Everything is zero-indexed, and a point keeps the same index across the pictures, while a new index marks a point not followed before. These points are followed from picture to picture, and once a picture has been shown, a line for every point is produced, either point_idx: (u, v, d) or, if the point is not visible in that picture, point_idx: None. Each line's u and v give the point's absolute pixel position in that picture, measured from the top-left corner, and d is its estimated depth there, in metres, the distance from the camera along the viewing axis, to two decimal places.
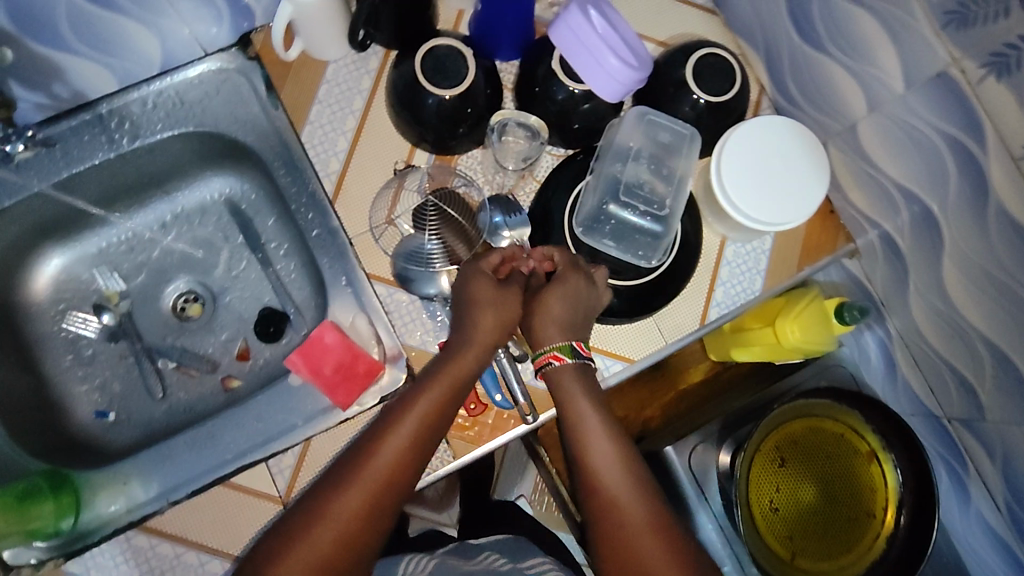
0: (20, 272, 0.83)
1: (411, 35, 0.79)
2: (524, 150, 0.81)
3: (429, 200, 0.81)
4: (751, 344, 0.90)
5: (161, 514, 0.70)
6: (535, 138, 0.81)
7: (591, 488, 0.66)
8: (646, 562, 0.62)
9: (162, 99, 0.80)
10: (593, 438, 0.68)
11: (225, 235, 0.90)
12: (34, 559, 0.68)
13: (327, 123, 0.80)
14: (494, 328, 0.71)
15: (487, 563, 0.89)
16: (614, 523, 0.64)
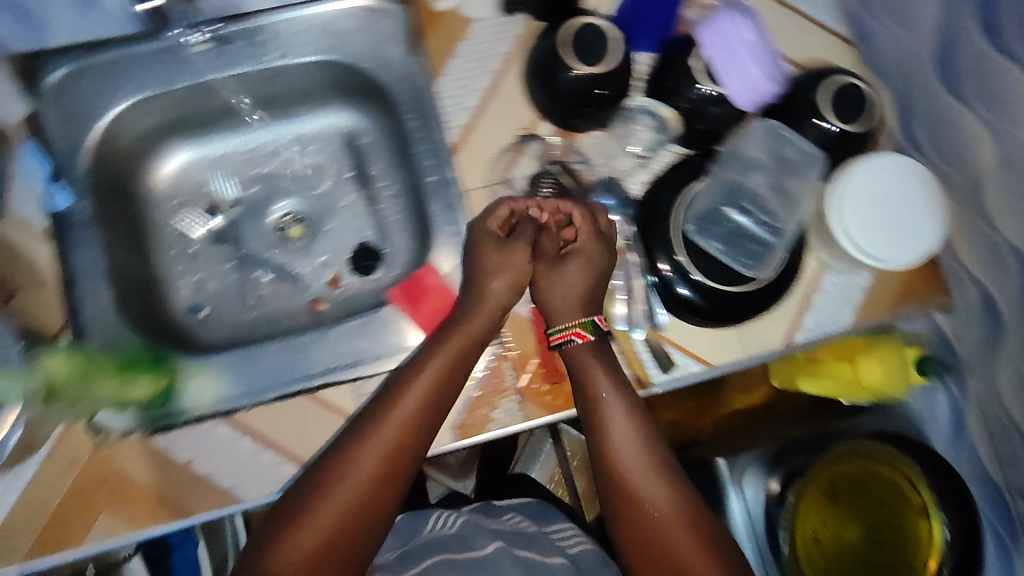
0: (148, 161, 0.87)
1: (559, 8, 0.81)
2: (649, 138, 0.81)
3: (548, 169, 0.81)
4: (823, 377, 0.88)
5: (245, 411, 0.73)
6: (662, 130, 0.81)
7: (616, 480, 0.72)
8: (677, 548, 0.68)
9: (310, 26, 0.82)
10: (614, 427, 0.72)
11: (337, 167, 0.94)
12: (122, 428, 0.71)
13: (462, 78, 0.82)
14: (502, 296, 0.76)
15: (511, 523, 0.92)
16: (643, 514, 0.70)
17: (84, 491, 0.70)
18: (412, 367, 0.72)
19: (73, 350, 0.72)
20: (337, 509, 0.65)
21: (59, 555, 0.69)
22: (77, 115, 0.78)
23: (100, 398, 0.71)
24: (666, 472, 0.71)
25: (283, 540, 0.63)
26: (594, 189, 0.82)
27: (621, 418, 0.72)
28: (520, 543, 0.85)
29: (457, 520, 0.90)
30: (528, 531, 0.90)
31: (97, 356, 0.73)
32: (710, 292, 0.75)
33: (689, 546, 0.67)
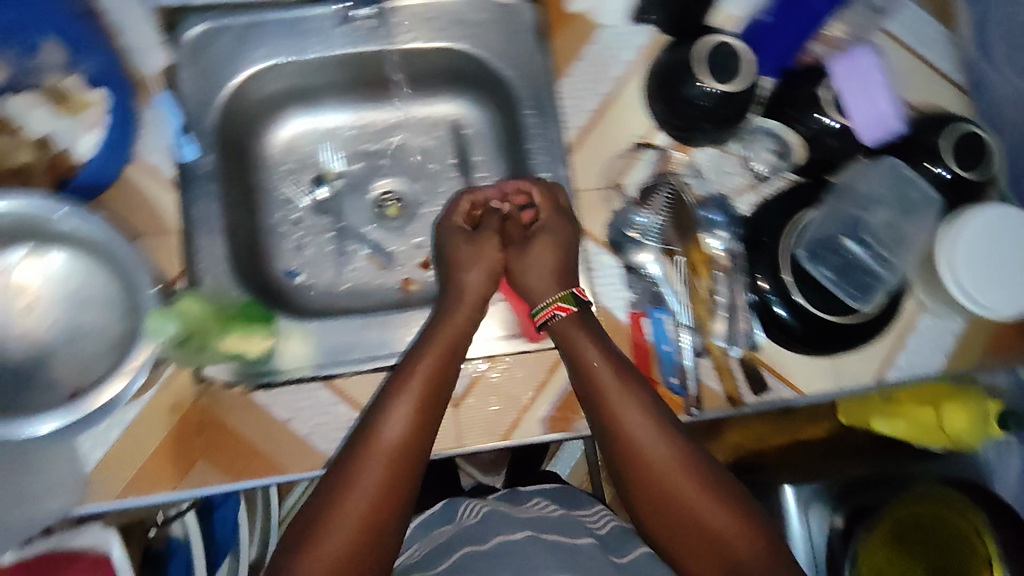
0: (263, 125, 0.89)
1: (691, 24, 0.82)
2: (769, 164, 0.82)
3: (666, 182, 0.81)
4: (900, 418, 0.83)
5: (346, 377, 0.76)
6: (784, 157, 0.82)
7: (633, 466, 0.68)
8: (708, 522, 0.65)
9: (441, 13, 0.83)
10: (624, 408, 0.69)
11: (442, 153, 0.95)
12: (228, 378, 0.74)
13: (587, 81, 0.83)
14: (480, 288, 0.77)
15: (538, 507, 0.84)
16: (668, 496, 0.67)
17: (181, 437, 0.72)
18: (412, 365, 0.70)
19: (202, 299, 0.74)
20: (357, 509, 0.62)
21: (152, 497, 0.71)
22: (210, 72, 0.79)
23: (223, 349, 0.73)
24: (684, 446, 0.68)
25: (312, 551, 0.60)
26: (703, 203, 0.81)
27: (625, 397, 0.69)
28: (546, 526, 0.77)
29: (481, 508, 0.82)
30: (555, 515, 0.81)
31: (219, 308, 0.75)
32: (809, 317, 0.76)
33: (720, 518, 0.65)
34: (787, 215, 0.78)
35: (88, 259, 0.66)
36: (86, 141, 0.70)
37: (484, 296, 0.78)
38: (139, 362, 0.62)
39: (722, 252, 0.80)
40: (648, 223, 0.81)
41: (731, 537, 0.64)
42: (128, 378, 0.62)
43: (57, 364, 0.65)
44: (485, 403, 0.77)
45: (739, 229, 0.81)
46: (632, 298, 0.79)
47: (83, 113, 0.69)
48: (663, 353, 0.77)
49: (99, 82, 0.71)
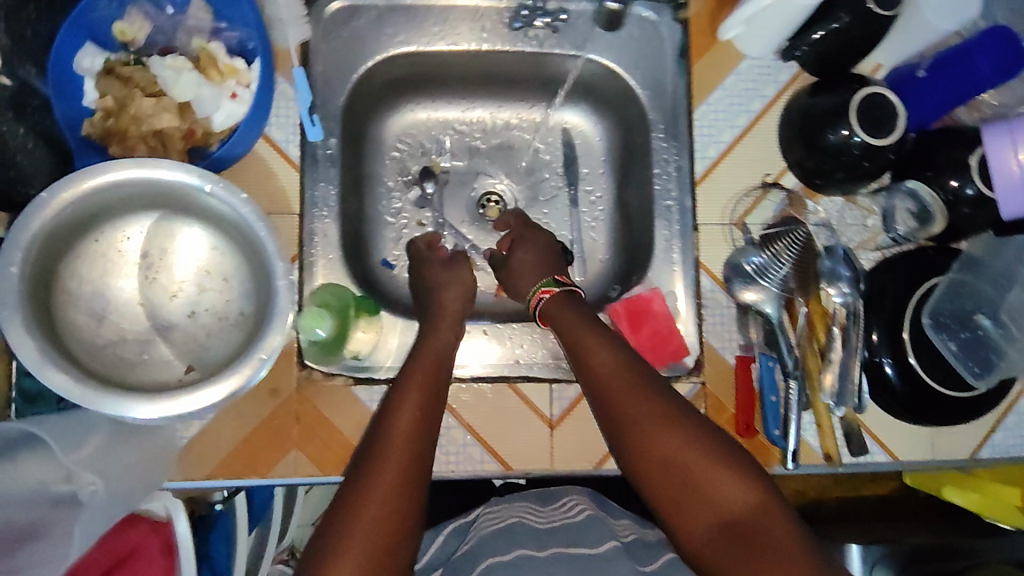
0: (381, 110, 0.86)
1: (833, 65, 0.79)
2: (904, 230, 0.79)
3: (803, 229, 0.77)
4: (972, 491, 0.82)
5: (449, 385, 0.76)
6: (924, 228, 0.78)
7: (623, 434, 0.63)
8: (705, 481, 0.59)
9: (583, 21, 0.81)
10: (602, 370, 0.66)
11: (551, 161, 0.91)
12: (331, 372, 0.73)
13: (722, 112, 0.81)
14: (455, 300, 0.77)
15: (569, 512, 0.69)
16: (661, 460, 0.61)
17: (278, 423, 0.72)
18: (410, 370, 0.68)
19: (329, 293, 0.73)
20: (370, 505, 0.57)
21: (242, 478, 0.71)
22: (342, 52, 0.77)
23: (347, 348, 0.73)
24: (668, 405, 0.63)
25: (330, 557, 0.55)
26: (828, 253, 0.76)
27: (605, 360, 0.67)
28: (570, 529, 0.65)
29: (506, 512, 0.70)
30: (584, 519, 0.66)
31: (341, 303, 0.73)
32: (922, 387, 0.75)
33: (715, 476, 0.59)
34: (912, 279, 0.76)
35: (225, 235, 0.64)
36: (227, 111, 0.66)
37: (463, 313, 0.76)
38: (263, 356, 0.59)
39: (840, 305, 0.76)
40: (766, 265, 0.78)
41: (729, 495, 0.58)
42: (254, 369, 0.58)
43: (176, 336, 0.64)
44: (582, 428, 0.76)
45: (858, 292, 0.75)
46: (741, 343, 0.79)
47: (228, 82, 0.66)
48: (767, 403, 0.76)
49: (241, 53, 0.68)
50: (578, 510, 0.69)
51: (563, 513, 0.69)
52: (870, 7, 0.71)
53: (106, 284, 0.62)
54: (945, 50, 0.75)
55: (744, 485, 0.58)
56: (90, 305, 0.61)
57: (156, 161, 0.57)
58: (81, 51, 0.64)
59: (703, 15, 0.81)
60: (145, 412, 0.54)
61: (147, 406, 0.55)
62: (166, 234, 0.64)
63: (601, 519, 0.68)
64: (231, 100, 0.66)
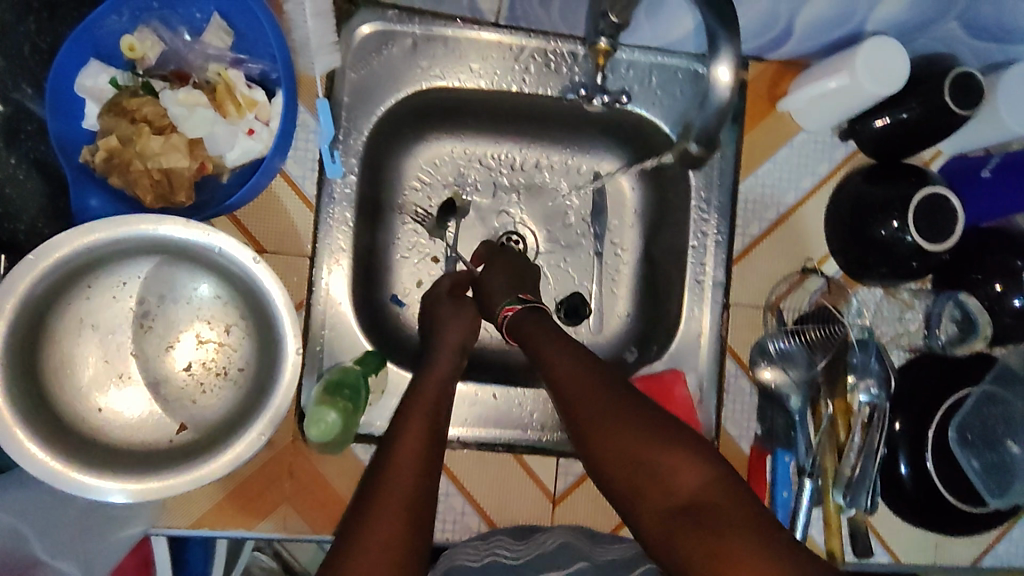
0: (406, 139, 0.79)
1: (890, 152, 0.74)
2: (940, 338, 0.76)
3: (840, 327, 0.73)
4: None
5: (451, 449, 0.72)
6: (963, 339, 0.75)
7: (579, 423, 0.58)
8: (658, 462, 0.53)
9: (633, 72, 0.76)
10: (557, 364, 0.62)
11: (580, 208, 0.86)
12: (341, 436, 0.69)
13: (770, 186, 0.76)
14: (458, 338, 0.71)
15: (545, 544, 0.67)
16: (624, 458, 0.54)
17: (271, 475, 0.68)
18: (415, 393, 0.64)
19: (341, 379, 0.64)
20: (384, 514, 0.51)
21: (228, 530, 0.66)
22: (371, 82, 0.71)
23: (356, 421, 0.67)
24: (619, 390, 0.58)
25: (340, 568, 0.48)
26: (861, 346, 0.73)
27: (561, 350, 0.63)
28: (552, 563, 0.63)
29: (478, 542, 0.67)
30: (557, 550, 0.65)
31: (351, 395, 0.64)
32: (936, 497, 0.73)
33: (663, 456, 0.53)
34: (943, 386, 0.73)
35: (230, 287, 0.59)
36: (243, 149, 0.60)
37: (460, 344, 0.71)
38: (260, 434, 0.55)
39: (864, 404, 0.72)
40: (792, 354, 0.75)
41: (683, 475, 0.52)
42: (251, 448, 0.54)
43: (165, 394, 0.58)
44: (583, 506, 0.73)
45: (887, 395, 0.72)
46: (756, 434, 0.77)
47: (246, 116, 0.60)
48: (778, 497, 0.72)
49: (264, 83, 0.62)
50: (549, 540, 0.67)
51: (535, 543, 0.67)
52: (946, 102, 0.66)
53: (98, 334, 0.57)
54: (1015, 150, 0.71)
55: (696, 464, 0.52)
56: (78, 357, 0.56)
57: (141, 219, 0.51)
58: (84, 70, 0.58)
59: (761, 80, 0.76)
60: (121, 494, 0.51)
61: (126, 489, 0.51)
62: (166, 281, 0.58)
63: (574, 547, 0.66)
64: (248, 136, 0.60)
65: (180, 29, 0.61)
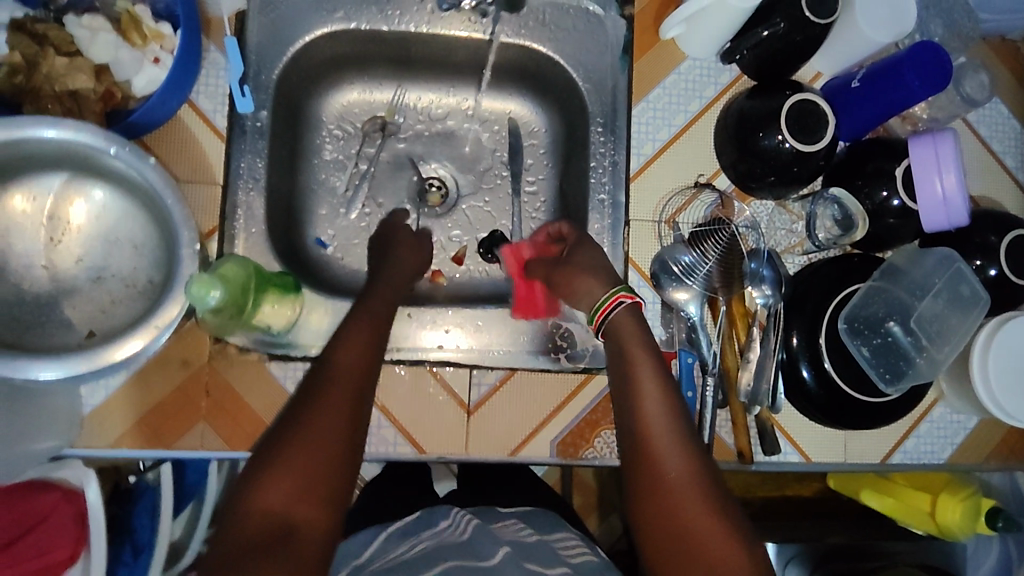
0: (322, 85, 0.85)
1: (772, 73, 0.80)
2: (830, 235, 0.81)
3: (729, 230, 0.78)
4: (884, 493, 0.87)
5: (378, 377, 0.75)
6: (848, 232, 0.79)
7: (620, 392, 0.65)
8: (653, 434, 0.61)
9: (528, 11, 0.82)
10: (631, 354, 0.66)
11: (495, 151, 0.91)
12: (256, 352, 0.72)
13: (661, 109, 0.81)
14: (409, 270, 0.76)
15: (514, 531, 0.69)
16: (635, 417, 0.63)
17: (188, 395, 0.70)
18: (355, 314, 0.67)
19: (233, 265, 0.64)
20: (316, 441, 0.56)
21: (148, 450, 0.69)
22: (281, 28, 0.76)
23: (256, 320, 0.68)
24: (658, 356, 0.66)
25: (257, 486, 0.53)
26: (754, 254, 0.79)
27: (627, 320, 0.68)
28: (533, 556, 0.63)
29: (469, 519, 0.70)
30: (531, 541, 0.67)
31: (245, 275, 0.65)
32: (836, 392, 0.76)
33: (669, 439, 0.61)
34: (834, 285, 0.77)
35: (132, 201, 0.63)
36: (149, 76, 0.65)
37: (409, 273, 0.76)
38: (158, 327, 0.59)
39: (760, 306, 0.79)
40: (694, 264, 0.78)
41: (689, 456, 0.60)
42: (149, 339, 0.58)
43: (77, 301, 0.62)
44: (496, 416, 0.76)
45: (773, 299, 0.78)
46: (663, 339, 0.79)
47: (150, 47, 0.65)
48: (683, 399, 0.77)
49: (167, 18, 0.67)
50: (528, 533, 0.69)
51: (514, 531, 0.70)
52: (806, 15, 0.73)
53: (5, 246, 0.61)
54: (878, 62, 0.76)
55: (687, 448, 0.60)
56: None
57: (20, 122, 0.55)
58: None
59: (647, 14, 0.82)
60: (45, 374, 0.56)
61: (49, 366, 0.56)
62: (74, 198, 0.62)
63: (552, 542, 0.68)
64: (153, 64, 0.65)
65: None
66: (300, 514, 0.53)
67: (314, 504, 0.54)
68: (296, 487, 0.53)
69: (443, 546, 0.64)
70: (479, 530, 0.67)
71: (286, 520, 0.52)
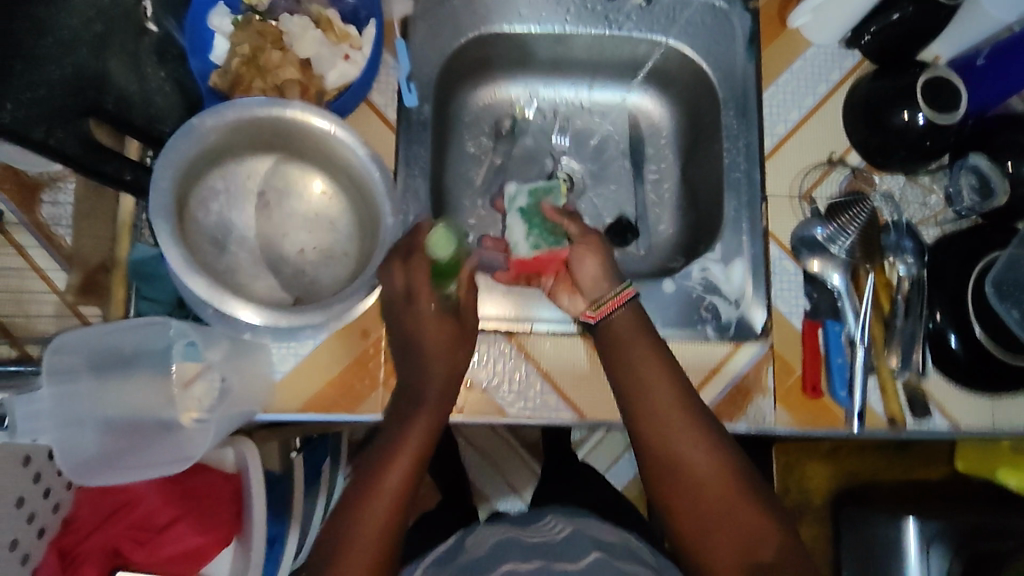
0: (464, 85, 0.92)
1: (897, 55, 0.84)
2: (967, 203, 0.83)
3: (869, 203, 0.82)
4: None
5: (539, 347, 0.79)
6: (986, 201, 0.81)
7: (642, 420, 0.68)
8: (674, 461, 0.66)
9: (660, 8, 0.88)
10: (647, 371, 0.70)
11: (619, 144, 0.97)
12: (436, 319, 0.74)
13: (789, 93, 0.86)
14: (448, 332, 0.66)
15: (550, 529, 0.76)
16: (658, 446, 0.67)
17: (368, 364, 0.74)
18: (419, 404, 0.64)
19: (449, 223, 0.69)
20: (361, 543, 0.57)
21: (333, 413, 0.73)
22: (439, 31, 0.83)
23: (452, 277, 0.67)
24: (697, 422, 0.67)
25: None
26: (894, 226, 0.83)
27: (650, 365, 0.70)
28: (554, 552, 0.68)
29: (495, 535, 0.75)
30: (561, 536, 0.72)
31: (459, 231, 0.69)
32: (985, 356, 0.77)
33: (701, 467, 0.65)
34: (975, 251, 0.79)
35: (333, 179, 0.69)
36: (341, 70, 0.72)
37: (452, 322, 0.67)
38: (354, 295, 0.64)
39: (903, 276, 0.81)
40: (834, 236, 0.82)
41: (746, 526, 0.62)
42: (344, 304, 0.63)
43: (283, 269, 0.68)
44: None
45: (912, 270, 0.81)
46: (807, 308, 0.81)
47: (343, 44, 0.72)
48: (833, 364, 0.79)
49: (354, 20, 0.74)
50: (558, 530, 0.75)
51: (547, 531, 0.75)
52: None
53: (226, 216, 0.67)
54: (1001, 41, 0.79)
55: (715, 464, 0.65)
56: (212, 231, 0.66)
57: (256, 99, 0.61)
58: (213, 11, 0.70)
59: (772, 7, 0.88)
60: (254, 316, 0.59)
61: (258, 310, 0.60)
62: (282, 176, 0.69)
63: (583, 533, 0.73)
64: (345, 60, 0.72)
65: None
66: None
67: None
68: None
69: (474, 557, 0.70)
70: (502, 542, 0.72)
71: None
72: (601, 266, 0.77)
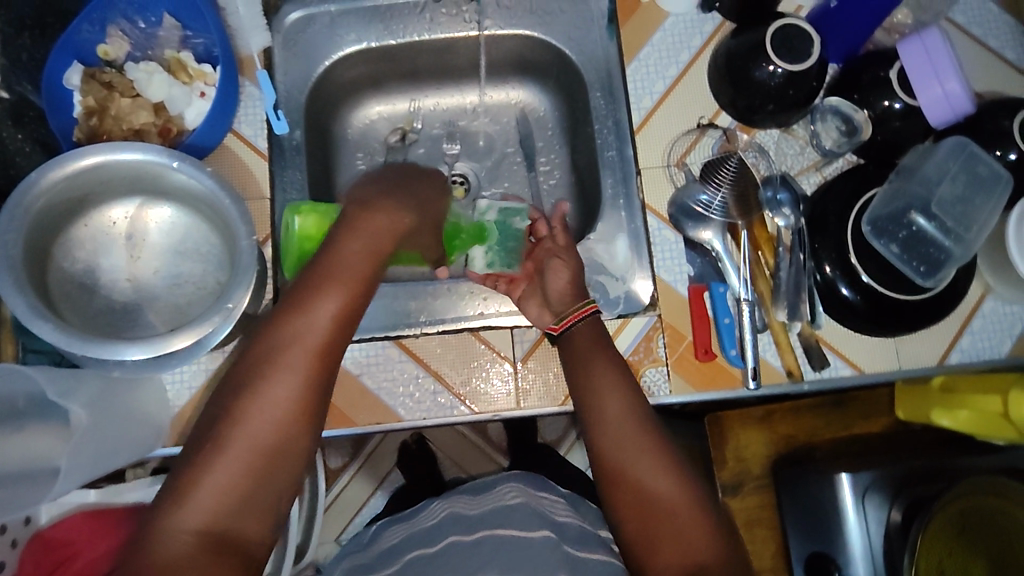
0: (344, 106, 0.95)
1: (754, 10, 0.84)
2: (834, 139, 0.83)
3: (734, 157, 0.82)
4: None
5: (428, 348, 0.81)
6: (851, 138, 0.81)
7: (606, 435, 0.68)
8: (634, 469, 0.66)
9: (517, 4, 0.89)
10: (603, 395, 0.69)
11: (507, 140, 0.99)
12: None
13: (653, 65, 0.86)
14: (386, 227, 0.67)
15: (499, 495, 0.84)
16: (614, 453, 0.67)
17: None
18: (335, 273, 0.62)
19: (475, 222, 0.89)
20: (268, 412, 0.57)
21: None
22: (302, 58, 0.87)
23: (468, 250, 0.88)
24: (657, 443, 0.67)
25: (223, 451, 0.55)
26: (768, 181, 0.82)
27: (608, 380, 0.70)
28: (501, 519, 0.76)
29: (443, 507, 0.85)
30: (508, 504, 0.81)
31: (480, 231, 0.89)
32: (876, 298, 0.76)
33: (657, 479, 0.65)
34: (851, 194, 0.79)
35: (195, 212, 0.73)
36: (198, 108, 0.76)
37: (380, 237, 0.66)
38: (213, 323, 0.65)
39: (783, 228, 0.81)
40: (711, 199, 0.82)
41: (690, 527, 0.63)
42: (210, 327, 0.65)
43: (158, 306, 0.72)
44: (546, 366, 0.80)
45: (791, 221, 0.81)
46: (693, 271, 0.82)
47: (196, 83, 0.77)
48: (721, 325, 0.79)
49: (207, 59, 0.78)
50: (509, 495, 0.83)
51: (497, 496, 0.84)
52: None
53: (94, 262, 0.71)
54: None
55: (681, 486, 0.65)
56: (80, 276, 0.70)
57: (97, 147, 0.65)
58: (67, 71, 0.74)
59: None
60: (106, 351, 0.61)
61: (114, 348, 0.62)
62: (145, 215, 0.72)
63: (532, 502, 0.80)
64: (200, 98, 0.77)
65: (136, 18, 0.76)
66: (241, 503, 0.55)
67: (271, 481, 0.57)
68: (242, 469, 0.56)
69: (408, 538, 0.81)
70: (445, 517, 0.82)
71: (214, 517, 0.54)
72: (570, 283, 0.79)
